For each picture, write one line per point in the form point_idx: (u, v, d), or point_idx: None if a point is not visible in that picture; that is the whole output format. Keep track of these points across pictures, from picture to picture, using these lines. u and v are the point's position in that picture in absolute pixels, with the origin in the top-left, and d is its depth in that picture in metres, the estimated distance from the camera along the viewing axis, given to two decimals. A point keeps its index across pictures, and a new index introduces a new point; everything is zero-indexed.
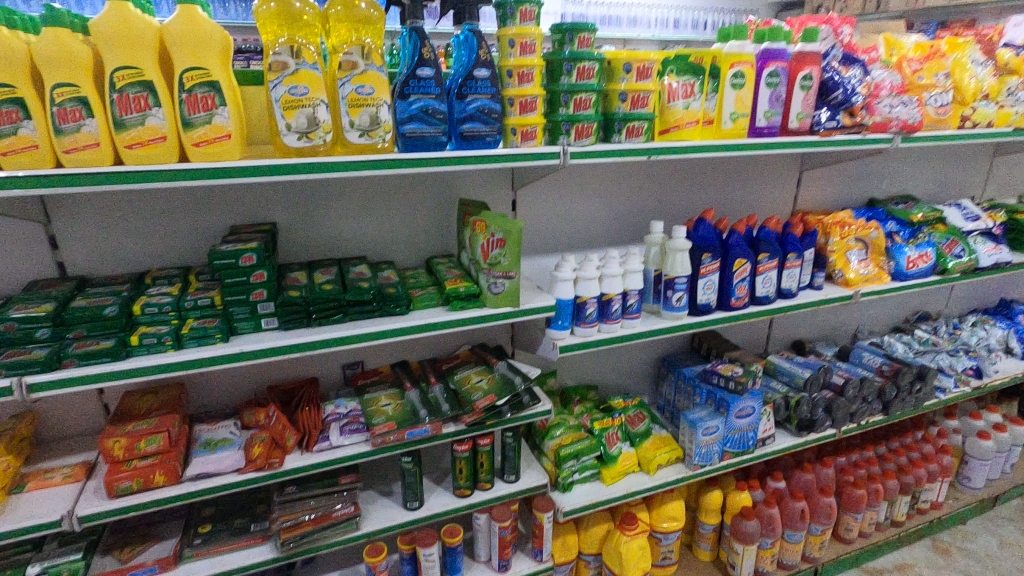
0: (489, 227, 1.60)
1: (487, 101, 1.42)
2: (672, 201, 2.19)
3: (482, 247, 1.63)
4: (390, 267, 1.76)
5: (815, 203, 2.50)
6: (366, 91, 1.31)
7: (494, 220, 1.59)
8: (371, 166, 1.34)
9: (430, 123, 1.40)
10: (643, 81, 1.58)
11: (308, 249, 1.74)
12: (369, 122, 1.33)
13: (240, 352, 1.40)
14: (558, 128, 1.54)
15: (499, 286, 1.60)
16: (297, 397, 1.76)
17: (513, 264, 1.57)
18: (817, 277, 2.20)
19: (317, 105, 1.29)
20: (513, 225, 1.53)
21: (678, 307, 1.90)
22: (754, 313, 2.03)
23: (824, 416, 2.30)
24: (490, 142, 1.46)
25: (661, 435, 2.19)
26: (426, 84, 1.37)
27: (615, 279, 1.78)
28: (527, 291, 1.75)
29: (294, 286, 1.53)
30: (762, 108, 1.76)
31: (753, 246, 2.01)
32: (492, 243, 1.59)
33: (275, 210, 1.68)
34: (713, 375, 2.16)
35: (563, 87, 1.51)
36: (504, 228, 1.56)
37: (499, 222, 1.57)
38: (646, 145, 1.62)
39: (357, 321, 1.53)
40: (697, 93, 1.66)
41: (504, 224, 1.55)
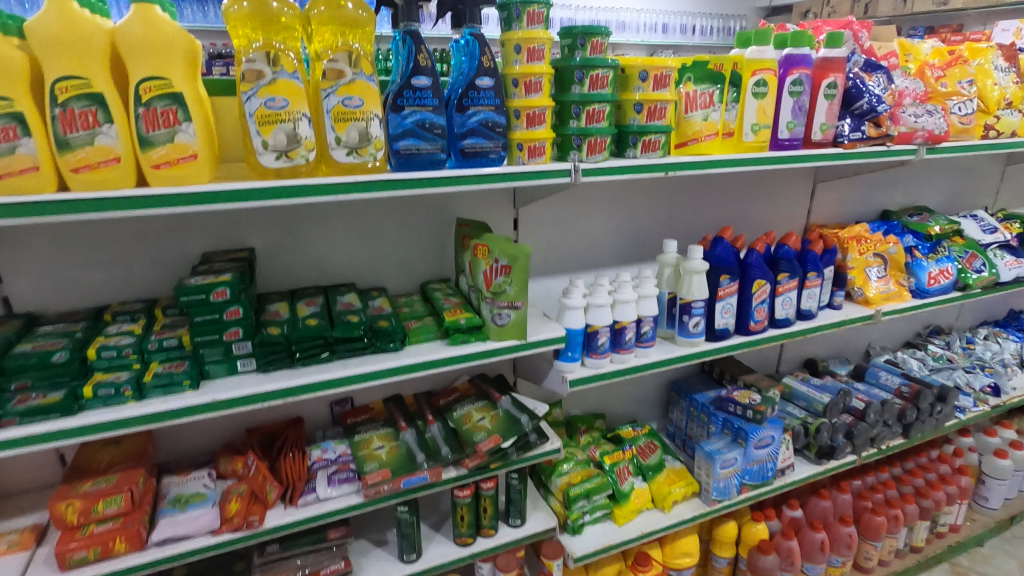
0: (492, 253, 1.44)
1: (491, 114, 1.27)
2: (683, 217, 2.05)
3: (483, 275, 1.47)
4: (382, 296, 1.59)
5: (829, 216, 2.38)
6: (353, 104, 1.15)
7: (498, 244, 1.43)
8: (360, 188, 1.18)
9: (427, 138, 1.24)
10: (660, 90, 1.44)
11: (291, 278, 1.57)
12: (357, 138, 1.17)
13: (211, 402, 1.22)
14: (568, 143, 1.40)
15: (504, 317, 1.45)
16: (280, 441, 1.58)
17: (522, 292, 1.43)
18: (837, 296, 2.07)
19: (298, 119, 1.12)
20: (520, 253, 1.39)
21: (695, 333, 1.76)
22: (773, 337, 1.90)
23: (844, 442, 2.17)
24: (494, 159, 1.31)
25: (675, 468, 2.05)
26: (422, 96, 1.22)
27: (628, 305, 1.64)
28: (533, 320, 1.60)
29: (274, 322, 1.35)
30: (784, 118, 1.62)
31: (773, 265, 1.87)
32: (496, 269, 1.43)
33: (254, 235, 1.51)
34: (729, 403, 2.02)
35: (574, 98, 1.36)
36: (511, 252, 1.40)
37: (503, 247, 1.42)
38: (663, 160, 1.47)
39: (347, 361, 1.37)
40: (717, 103, 1.53)
41: (510, 249, 1.40)
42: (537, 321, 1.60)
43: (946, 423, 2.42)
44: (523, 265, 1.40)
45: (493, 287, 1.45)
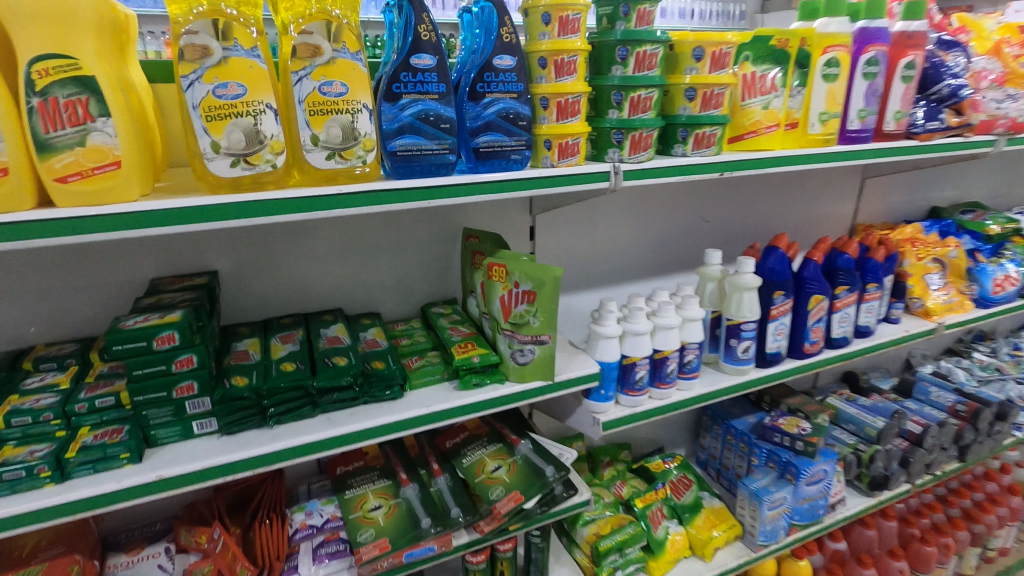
0: (510, 275, 1.17)
1: (512, 102, 0.99)
2: (724, 221, 1.77)
3: (500, 304, 1.20)
4: (375, 325, 1.33)
5: (877, 215, 2.12)
6: (335, 92, 0.87)
7: (518, 264, 1.16)
8: (345, 202, 0.90)
9: (431, 135, 0.96)
10: (716, 72, 1.17)
11: (264, 306, 1.30)
12: (341, 136, 0.89)
13: (157, 481, 0.94)
14: (606, 139, 1.13)
15: (528, 352, 1.18)
16: (254, 503, 1.30)
17: (549, 323, 1.16)
18: (895, 308, 1.82)
19: (261, 112, 0.84)
20: (547, 277, 1.12)
21: (743, 360, 1.51)
22: (829, 360, 1.65)
23: (898, 470, 1.93)
24: (516, 161, 1.03)
25: (714, 507, 1.79)
26: (425, 80, 0.94)
27: (670, 332, 1.37)
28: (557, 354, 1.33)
29: (240, 369, 1.08)
30: (855, 105, 1.36)
31: (830, 276, 1.61)
32: (516, 294, 1.17)
33: (217, 255, 1.24)
34: (773, 433, 1.78)
35: (613, 82, 1.09)
36: (538, 273, 1.13)
37: (525, 266, 1.15)
38: (720, 158, 1.20)
39: (333, 416, 1.09)
40: (779, 88, 1.26)
41: (535, 270, 1.13)
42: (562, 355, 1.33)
43: (1003, 442, 2.19)
44: (550, 291, 1.13)
45: (513, 318, 1.18)
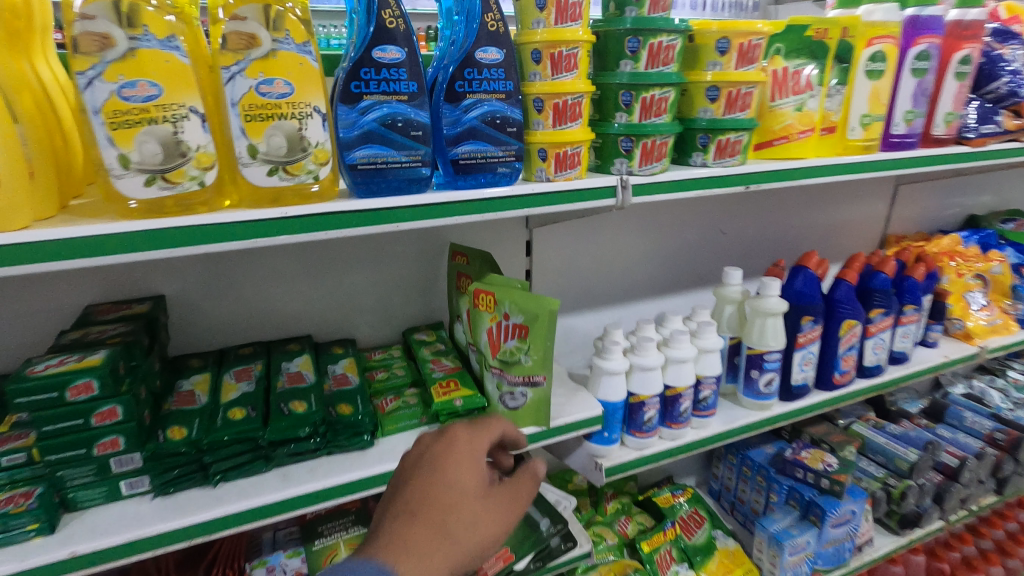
0: (499, 306, 1.00)
1: (499, 104, 0.82)
2: (744, 233, 1.59)
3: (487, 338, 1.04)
4: (348, 356, 1.17)
5: (911, 224, 1.92)
6: (276, 93, 0.71)
7: (507, 293, 0.99)
8: (291, 227, 0.73)
9: (400, 145, 0.79)
10: (743, 68, 1.00)
11: (222, 334, 1.15)
12: (285, 146, 0.72)
13: (69, 558, 0.78)
14: (612, 147, 0.95)
15: (519, 395, 1.02)
16: (209, 557, 1.15)
17: (544, 362, 1.00)
18: (933, 331, 1.64)
19: (183, 118, 0.68)
20: (542, 310, 0.96)
21: (766, 394, 1.34)
22: (861, 391, 1.47)
23: (931, 507, 1.76)
24: (504, 175, 0.86)
25: (728, 549, 1.63)
26: (391, 77, 0.77)
27: (684, 365, 1.20)
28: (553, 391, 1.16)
29: (180, 417, 0.92)
30: (901, 106, 1.18)
31: (863, 298, 1.44)
32: (506, 328, 1.00)
33: (165, 278, 1.08)
34: (795, 467, 1.61)
35: (622, 80, 0.92)
36: (531, 305, 0.97)
37: (515, 295, 0.99)
38: (746, 169, 1.03)
39: (289, 472, 0.93)
40: (816, 86, 1.08)
41: (528, 302, 0.97)
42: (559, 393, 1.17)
43: None
44: (546, 326, 0.97)
45: (501, 355, 1.02)
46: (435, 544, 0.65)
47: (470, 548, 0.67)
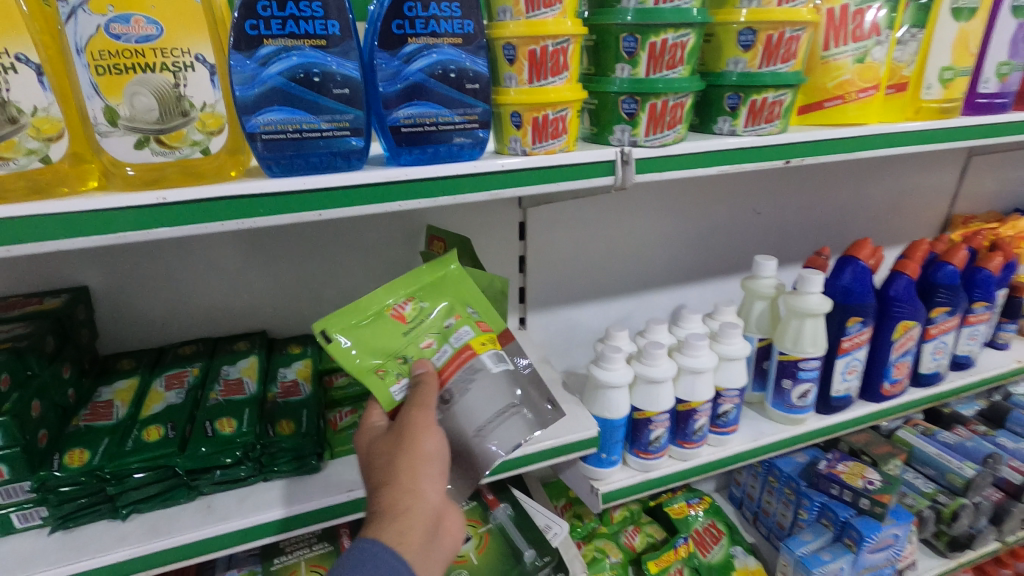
0: (449, 308, 0.79)
1: (452, 53, 0.62)
2: (782, 212, 1.35)
3: (471, 329, 0.78)
4: (305, 357, 1.01)
5: (983, 202, 1.63)
6: (137, 36, 0.53)
7: (415, 276, 0.80)
8: (167, 218, 0.56)
9: (317, 107, 0.59)
10: (789, 5, 0.76)
11: (161, 330, 1.00)
12: (156, 108, 0.54)
13: None
14: (611, 109, 0.74)
15: (397, 390, 0.76)
16: None
17: (378, 377, 0.75)
18: (1004, 331, 1.39)
19: (7, 70, 0.50)
20: (337, 325, 0.74)
21: (799, 407, 1.13)
22: (914, 403, 1.25)
23: (986, 527, 1.54)
24: (461, 147, 0.66)
25: (749, 568, 1.44)
26: (302, 14, 0.57)
27: (701, 376, 1.00)
28: (497, 413, 0.74)
29: (83, 438, 0.77)
30: (994, 57, 0.92)
31: (924, 294, 1.20)
32: (450, 322, 0.79)
33: (86, 266, 0.92)
34: (830, 483, 1.40)
35: (625, 20, 0.70)
36: (386, 300, 0.77)
37: (412, 287, 0.79)
38: (786, 138, 0.80)
39: (216, 503, 0.79)
40: (884, 31, 0.84)
41: (386, 287, 0.78)
42: (499, 414, 0.74)
43: None
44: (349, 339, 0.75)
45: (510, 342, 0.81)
46: (382, 495, 0.67)
47: (406, 464, 0.67)
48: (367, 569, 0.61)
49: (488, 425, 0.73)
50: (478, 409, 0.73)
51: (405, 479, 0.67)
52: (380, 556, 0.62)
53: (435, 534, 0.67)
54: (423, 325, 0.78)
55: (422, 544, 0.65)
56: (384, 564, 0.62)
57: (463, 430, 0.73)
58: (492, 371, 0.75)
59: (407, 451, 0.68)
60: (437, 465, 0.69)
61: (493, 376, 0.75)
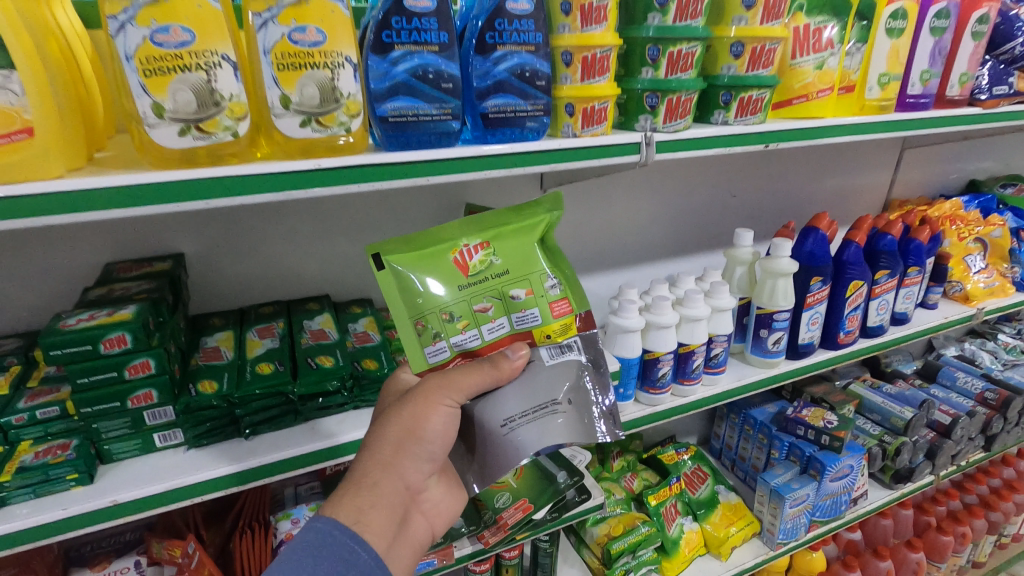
0: (520, 277, 0.79)
1: (528, 57, 0.81)
2: (753, 195, 1.60)
3: (538, 314, 0.78)
4: (367, 315, 1.18)
5: (914, 189, 1.94)
6: (309, 41, 0.69)
7: (493, 223, 0.81)
8: (323, 180, 0.73)
9: (429, 96, 0.78)
10: (769, 24, 0.99)
11: (241, 293, 1.16)
12: (318, 97, 0.71)
13: (111, 507, 0.81)
14: (637, 103, 0.95)
15: (433, 352, 0.78)
16: (234, 512, 1.17)
17: (417, 334, 0.78)
18: (933, 293, 1.68)
19: (216, 66, 0.67)
20: (401, 259, 0.79)
21: (774, 352, 1.36)
22: (863, 351, 1.51)
23: (923, 462, 1.82)
24: (530, 130, 0.86)
25: (731, 502, 1.68)
26: (423, 27, 0.76)
27: (698, 324, 1.23)
28: (531, 407, 0.72)
29: (208, 373, 0.93)
30: (918, 66, 1.18)
31: (869, 260, 1.46)
32: (518, 294, 0.78)
33: (183, 236, 1.07)
34: (797, 425, 1.65)
35: (648, 34, 0.92)
36: (458, 242, 0.79)
37: (490, 234, 0.80)
38: (765, 127, 1.03)
39: (319, 426, 0.96)
40: (836, 45, 1.08)
41: (463, 227, 0.80)
42: (533, 410, 0.72)
43: None
44: (405, 275, 0.78)
45: (580, 326, 0.82)
46: (363, 464, 0.76)
47: (391, 433, 0.77)
48: (329, 544, 0.68)
49: (516, 422, 0.72)
50: (511, 399, 0.73)
51: (386, 451, 0.76)
52: (334, 535, 0.69)
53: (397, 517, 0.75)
54: (484, 284, 0.78)
55: (380, 525, 0.72)
56: (341, 540, 0.69)
57: (493, 420, 0.74)
58: (543, 365, 0.76)
59: (399, 423, 0.77)
60: (424, 449, 0.77)
61: (545, 367, 0.75)
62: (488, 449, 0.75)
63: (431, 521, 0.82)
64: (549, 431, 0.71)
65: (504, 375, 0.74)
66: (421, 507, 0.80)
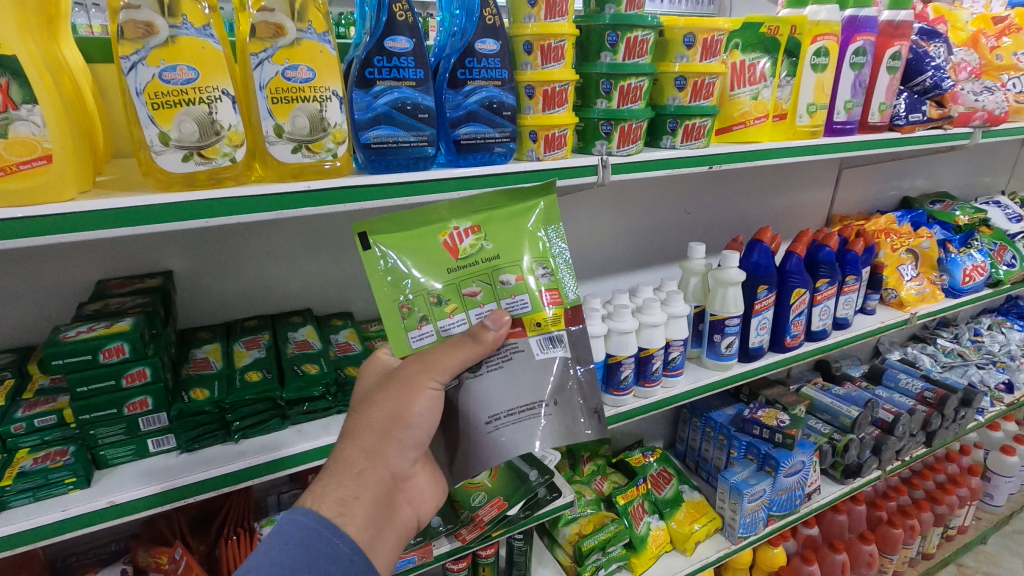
0: (509, 262, 0.79)
1: (496, 90, 0.92)
2: (707, 212, 1.73)
3: (528, 301, 0.79)
4: (348, 326, 1.25)
5: (853, 206, 2.11)
6: (301, 78, 0.78)
7: (486, 207, 0.81)
8: (311, 201, 0.82)
9: (408, 126, 0.87)
10: (707, 62, 1.12)
11: (227, 308, 1.22)
12: (308, 127, 0.80)
13: (108, 507, 0.86)
14: (593, 130, 1.07)
15: (417, 335, 0.79)
16: (220, 518, 1.21)
17: (402, 317, 0.78)
18: (871, 300, 1.83)
19: (216, 100, 0.75)
20: (388, 240, 0.79)
21: (727, 355, 1.48)
22: (809, 354, 1.64)
23: (870, 458, 1.96)
24: (499, 154, 0.96)
25: (694, 500, 1.78)
26: (402, 65, 0.85)
27: (656, 330, 1.34)
28: (517, 407, 0.76)
29: (200, 381, 0.99)
30: (842, 96, 1.33)
31: (810, 270, 1.60)
32: (507, 280, 0.79)
33: (171, 254, 1.14)
34: (753, 425, 1.76)
35: (602, 70, 1.03)
36: (448, 224, 0.79)
37: (483, 217, 0.80)
38: (708, 151, 1.16)
39: (304, 429, 1.03)
40: (768, 78, 1.23)
41: (454, 209, 0.80)
42: (519, 409, 0.76)
43: (967, 426, 2.23)
44: (390, 254, 0.78)
45: (572, 318, 0.82)
46: (347, 451, 0.79)
47: (375, 416, 0.79)
48: (308, 539, 0.71)
49: (502, 423, 0.75)
50: (498, 398, 0.76)
51: (369, 436, 0.79)
52: (312, 526, 0.72)
53: (379, 505, 0.78)
54: (474, 268, 0.78)
55: (362, 518, 0.76)
56: (322, 534, 0.72)
57: (478, 415, 0.76)
58: (530, 361, 0.78)
59: (382, 405, 0.79)
60: (410, 437, 0.79)
61: (531, 364, 0.78)
62: (469, 443, 0.77)
63: (416, 509, 0.84)
64: (532, 432, 0.76)
65: (486, 347, 0.76)
66: (409, 495, 0.83)
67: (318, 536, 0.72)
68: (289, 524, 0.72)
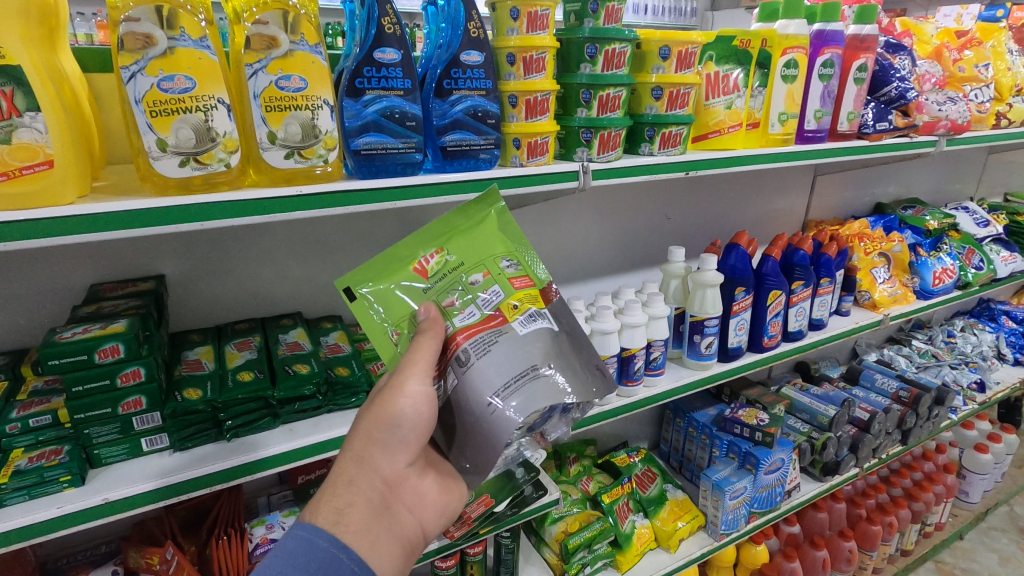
0: (474, 264, 0.85)
1: (480, 99, 0.96)
2: (686, 217, 1.79)
3: (500, 290, 0.83)
4: (337, 329, 1.28)
5: (828, 211, 2.18)
6: (294, 87, 0.82)
7: (451, 227, 0.88)
8: (303, 204, 0.85)
9: (396, 133, 0.91)
10: (682, 72, 1.17)
11: (218, 311, 1.24)
12: (300, 134, 0.83)
13: (103, 504, 0.87)
14: (574, 138, 1.12)
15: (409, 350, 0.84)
16: (210, 519, 1.22)
17: (393, 343, 0.84)
18: (845, 301, 1.90)
19: (212, 108, 0.78)
20: (368, 287, 0.87)
21: (707, 355, 1.53)
22: (786, 353, 1.70)
23: (848, 456, 2.01)
24: (484, 161, 1.01)
25: (677, 499, 1.82)
26: (389, 75, 0.89)
27: (637, 330, 1.38)
28: (513, 378, 0.75)
29: (193, 381, 1.01)
30: (812, 106, 1.40)
31: (786, 272, 1.66)
32: (477, 279, 0.84)
33: (163, 258, 1.16)
34: (734, 424, 1.81)
35: (581, 80, 1.08)
36: (415, 256, 0.88)
37: (443, 240, 0.87)
38: (685, 158, 1.21)
39: (295, 427, 1.05)
40: (741, 88, 1.28)
41: (419, 240, 0.88)
42: (516, 378, 0.75)
43: (941, 424, 2.30)
44: (370, 297, 0.86)
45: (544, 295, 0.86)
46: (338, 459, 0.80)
47: (362, 427, 0.82)
48: (312, 554, 0.70)
49: (502, 394, 0.74)
50: (493, 375, 0.76)
51: (358, 445, 0.80)
52: (314, 541, 0.71)
53: (377, 509, 0.78)
54: (443, 280, 0.85)
55: (359, 523, 0.75)
56: (327, 549, 0.71)
57: (478, 399, 0.76)
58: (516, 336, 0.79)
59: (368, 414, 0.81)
60: (396, 437, 0.80)
61: (517, 340, 0.79)
62: (480, 427, 0.76)
63: (417, 516, 0.82)
64: (537, 393, 0.74)
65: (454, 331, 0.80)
66: (407, 501, 0.81)
67: (320, 552, 0.71)
68: (292, 539, 0.71)
